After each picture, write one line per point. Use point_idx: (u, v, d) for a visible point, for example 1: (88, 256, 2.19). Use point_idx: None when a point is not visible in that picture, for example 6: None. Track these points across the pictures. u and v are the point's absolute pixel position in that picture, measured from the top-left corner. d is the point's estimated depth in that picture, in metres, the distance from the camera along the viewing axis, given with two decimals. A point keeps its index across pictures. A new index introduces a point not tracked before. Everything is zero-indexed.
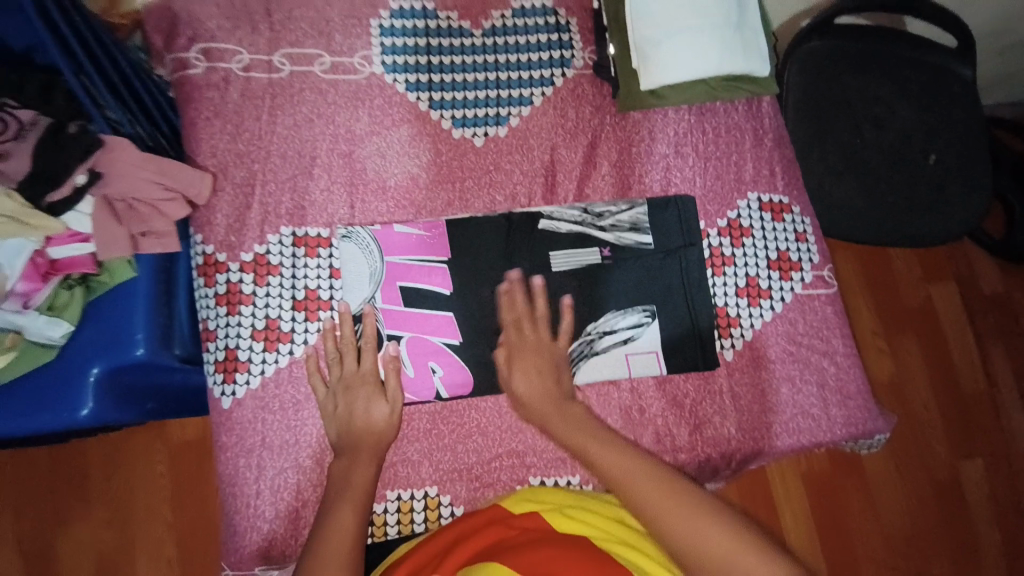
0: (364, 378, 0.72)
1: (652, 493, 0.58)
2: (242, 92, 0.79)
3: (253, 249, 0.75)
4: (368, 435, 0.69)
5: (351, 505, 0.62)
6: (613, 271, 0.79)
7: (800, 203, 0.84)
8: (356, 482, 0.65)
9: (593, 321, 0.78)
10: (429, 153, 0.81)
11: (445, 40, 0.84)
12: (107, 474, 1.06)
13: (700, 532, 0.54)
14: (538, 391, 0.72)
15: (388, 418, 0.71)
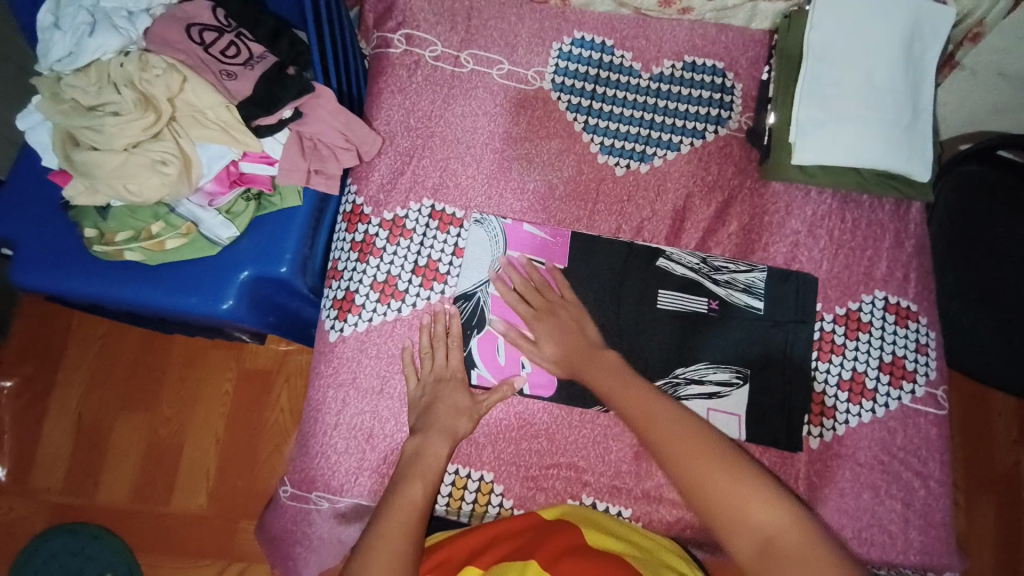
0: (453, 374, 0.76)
1: (711, 469, 0.59)
2: (426, 77, 0.88)
3: (395, 210, 0.82)
4: (444, 422, 0.72)
5: (421, 483, 0.66)
6: (716, 326, 0.80)
7: (928, 315, 0.81)
8: (428, 459, 0.69)
9: (683, 366, 0.78)
10: (571, 169, 0.86)
11: (614, 75, 0.89)
12: (182, 374, 1.16)
13: (760, 515, 0.55)
14: (572, 351, 0.75)
15: (467, 413, 0.74)
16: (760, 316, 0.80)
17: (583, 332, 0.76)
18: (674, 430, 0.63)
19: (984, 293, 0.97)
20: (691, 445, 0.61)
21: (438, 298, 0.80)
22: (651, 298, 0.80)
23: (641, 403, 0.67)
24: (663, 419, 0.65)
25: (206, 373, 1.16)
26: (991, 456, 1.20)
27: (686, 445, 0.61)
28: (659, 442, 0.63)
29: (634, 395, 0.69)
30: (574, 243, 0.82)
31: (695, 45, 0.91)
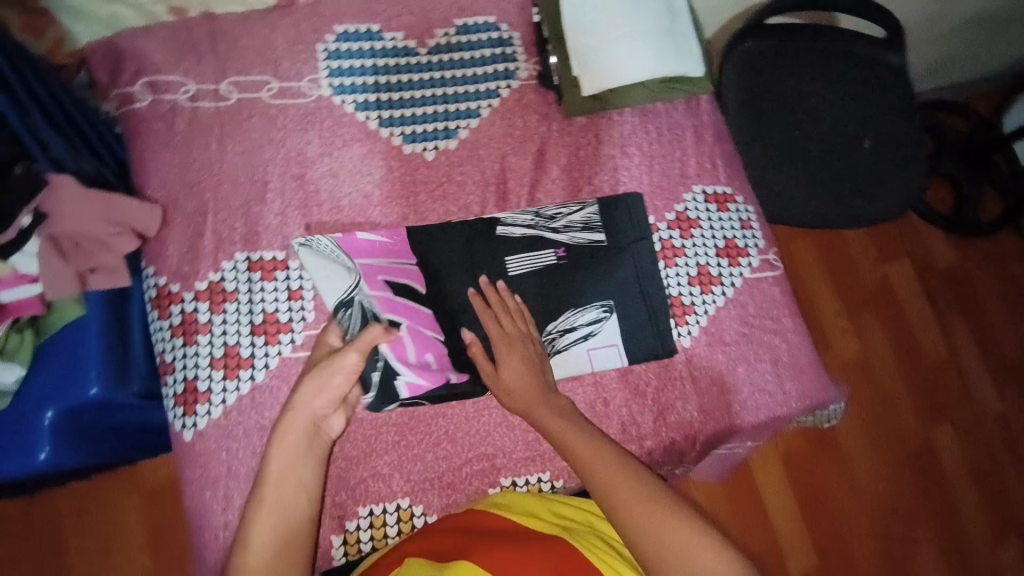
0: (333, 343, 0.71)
1: (642, 513, 0.61)
2: (190, 123, 0.79)
3: (207, 277, 0.75)
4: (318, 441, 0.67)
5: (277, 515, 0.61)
6: (570, 269, 0.81)
7: (743, 193, 0.88)
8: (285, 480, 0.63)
9: (552, 320, 0.79)
10: (381, 169, 0.82)
11: (391, 60, 0.85)
12: (75, 525, 1.00)
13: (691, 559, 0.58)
14: (526, 384, 0.72)
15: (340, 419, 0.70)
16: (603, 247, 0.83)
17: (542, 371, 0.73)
18: (625, 480, 0.63)
19: (791, 154, 1.09)
20: (643, 499, 0.62)
21: (290, 350, 0.74)
22: (503, 267, 0.80)
23: (586, 441, 0.67)
24: (615, 468, 0.64)
25: (101, 512, 1.01)
26: (853, 279, 1.60)
27: (642, 499, 0.62)
28: (600, 486, 0.64)
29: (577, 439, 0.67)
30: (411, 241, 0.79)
31: (461, 5, 0.88)
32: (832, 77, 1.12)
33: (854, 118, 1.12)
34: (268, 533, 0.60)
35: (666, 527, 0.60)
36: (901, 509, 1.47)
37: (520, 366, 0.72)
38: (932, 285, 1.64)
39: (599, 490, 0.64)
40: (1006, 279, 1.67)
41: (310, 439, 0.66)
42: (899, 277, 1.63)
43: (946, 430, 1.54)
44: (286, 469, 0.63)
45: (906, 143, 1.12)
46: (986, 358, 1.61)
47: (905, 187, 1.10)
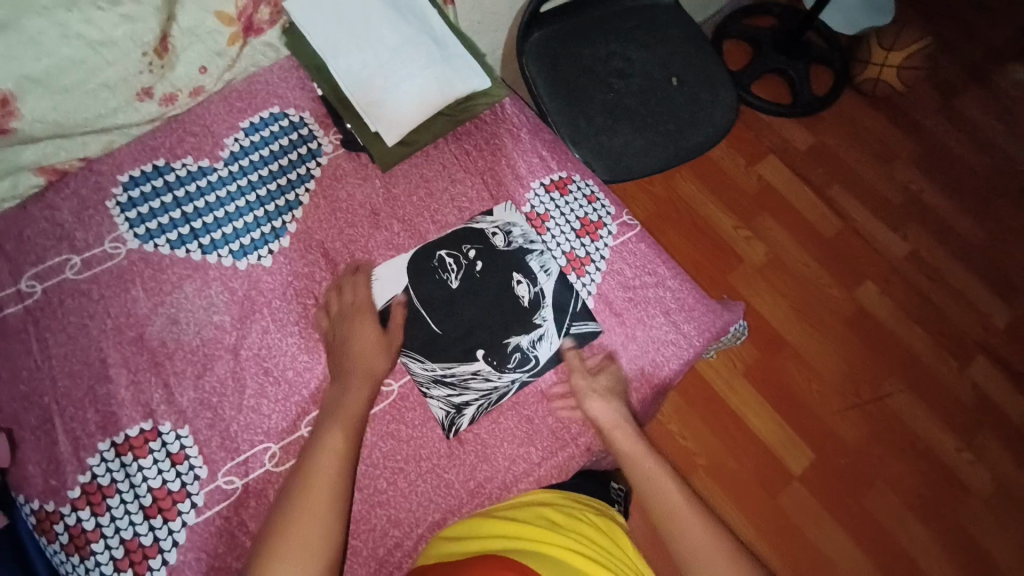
0: (367, 335, 0.76)
1: (683, 522, 0.70)
2: (1, 334, 0.73)
3: (77, 481, 0.69)
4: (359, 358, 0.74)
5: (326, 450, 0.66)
6: (472, 299, 0.81)
7: (577, 171, 0.91)
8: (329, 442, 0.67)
9: (464, 365, 0.78)
10: (223, 295, 0.78)
11: (191, 186, 0.82)
12: None
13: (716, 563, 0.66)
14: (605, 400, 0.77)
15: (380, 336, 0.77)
16: (512, 275, 0.83)
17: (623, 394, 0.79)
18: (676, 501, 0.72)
19: (614, 114, 1.14)
20: (689, 517, 0.71)
21: (195, 516, 0.69)
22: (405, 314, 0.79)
23: (641, 451, 0.76)
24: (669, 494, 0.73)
25: None
26: (734, 191, 1.70)
27: (688, 518, 0.71)
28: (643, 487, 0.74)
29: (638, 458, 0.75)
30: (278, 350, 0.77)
31: (241, 108, 0.87)
32: (621, 35, 1.20)
33: (654, 62, 1.19)
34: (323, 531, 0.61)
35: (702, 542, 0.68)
36: (868, 379, 1.54)
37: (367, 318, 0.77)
38: (801, 167, 1.75)
39: (656, 508, 0.73)
40: (857, 138, 1.81)
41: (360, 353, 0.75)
42: (774, 173, 1.74)
43: (872, 287, 1.64)
44: (330, 470, 0.65)
45: (706, 65, 1.19)
46: (874, 211, 1.73)
47: (721, 105, 1.17)
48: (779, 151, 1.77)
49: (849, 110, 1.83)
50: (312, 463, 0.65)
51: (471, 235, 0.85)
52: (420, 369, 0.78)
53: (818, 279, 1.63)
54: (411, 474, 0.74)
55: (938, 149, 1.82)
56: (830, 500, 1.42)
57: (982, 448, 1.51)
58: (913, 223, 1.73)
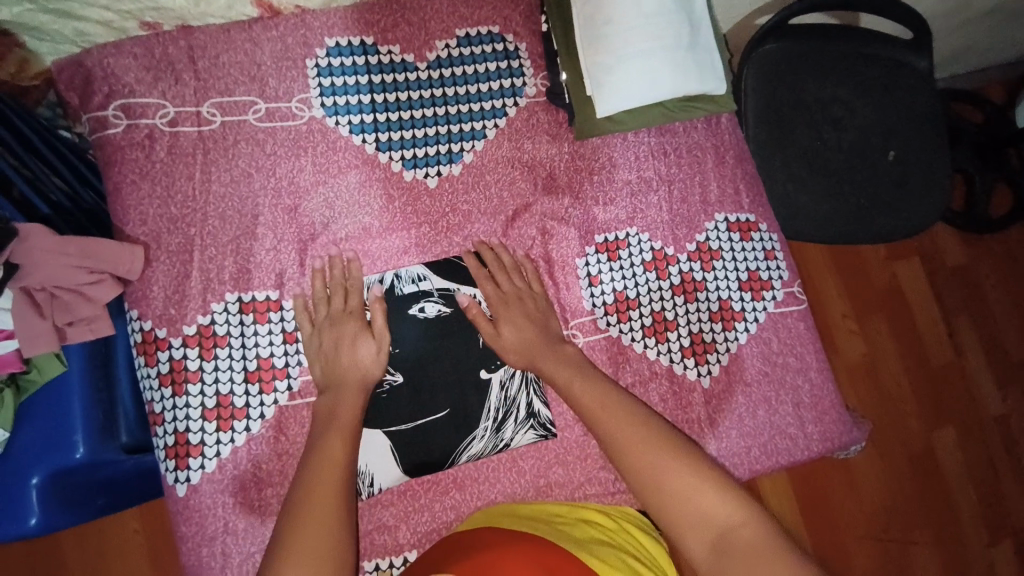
0: (349, 329, 0.68)
1: (626, 434, 0.61)
2: (170, 150, 0.72)
3: (196, 320, 0.69)
4: (354, 372, 0.66)
5: (340, 440, 0.61)
6: (469, 362, 0.74)
7: (766, 219, 0.83)
8: (342, 421, 0.63)
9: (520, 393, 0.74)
10: (380, 200, 0.76)
11: (388, 76, 0.78)
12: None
13: (663, 467, 0.57)
14: (527, 340, 0.71)
15: (375, 357, 0.67)
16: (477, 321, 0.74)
17: (547, 328, 0.73)
18: (626, 422, 0.62)
19: (810, 166, 1.03)
20: (640, 435, 0.61)
21: (287, 398, 0.70)
22: (465, 272, 0.75)
23: (580, 373, 0.68)
24: (624, 411, 0.63)
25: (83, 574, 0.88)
26: (862, 281, 1.56)
27: (639, 436, 0.60)
28: (585, 405, 0.65)
29: (579, 380, 0.67)
30: (403, 273, 0.74)
31: (463, 14, 0.81)
32: (856, 82, 1.06)
33: (878, 126, 1.06)
34: (325, 483, 0.57)
35: (658, 463, 0.58)
36: (910, 522, 1.46)
37: (348, 334, 0.68)
38: (943, 284, 1.61)
39: (594, 416, 0.64)
40: (1008, 280, 1.65)
41: (356, 329, 0.68)
42: (909, 278, 1.59)
43: (956, 433, 1.53)
44: (329, 460, 0.59)
45: (932, 153, 1.06)
46: (992, 361, 1.59)
47: (927, 200, 1.05)
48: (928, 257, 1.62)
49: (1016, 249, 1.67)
50: (336, 407, 0.64)
51: (449, 270, 0.75)
52: (479, 442, 0.73)
53: (903, 404, 1.52)
54: (490, 443, 0.73)
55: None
56: None
57: None
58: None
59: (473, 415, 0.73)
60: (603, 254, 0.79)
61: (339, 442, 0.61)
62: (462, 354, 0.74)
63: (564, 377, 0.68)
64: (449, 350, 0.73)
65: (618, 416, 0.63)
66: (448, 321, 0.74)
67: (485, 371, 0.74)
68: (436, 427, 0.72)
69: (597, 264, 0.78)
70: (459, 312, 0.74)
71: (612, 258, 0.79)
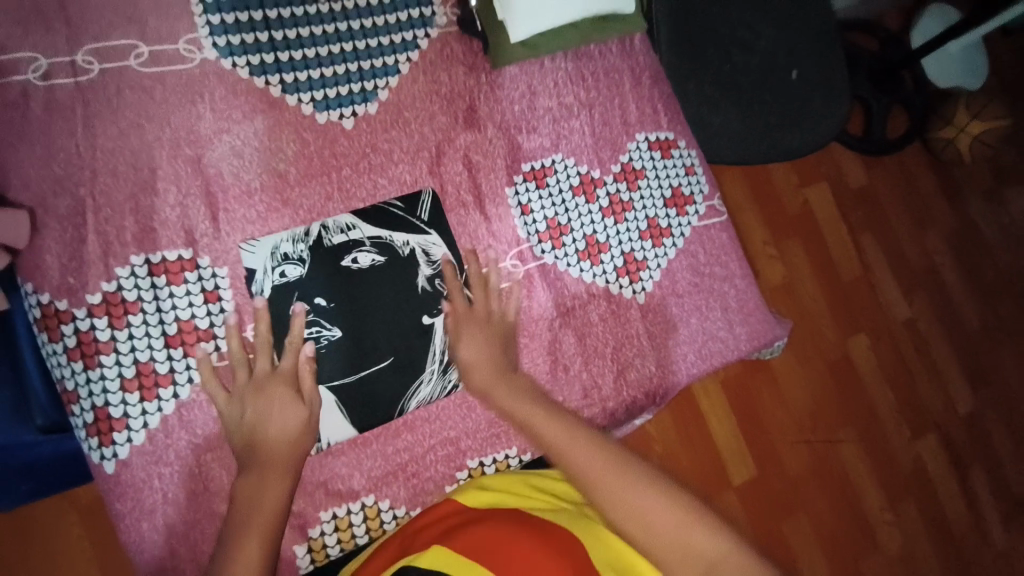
0: (268, 409, 0.63)
1: (596, 464, 0.59)
2: (45, 105, 0.64)
3: (100, 288, 0.64)
4: (277, 445, 0.62)
5: (258, 534, 0.55)
6: (407, 306, 0.72)
7: (684, 137, 0.85)
8: (266, 504, 0.58)
9: None
10: (293, 144, 0.72)
11: (284, 11, 0.73)
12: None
13: (636, 498, 0.55)
14: (482, 361, 0.70)
15: (303, 426, 0.64)
16: (413, 266, 0.73)
17: (509, 352, 0.72)
18: (581, 450, 0.60)
19: (723, 89, 1.07)
20: (601, 463, 0.59)
21: (216, 358, 0.66)
22: (395, 219, 0.73)
23: (539, 407, 0.66)
24: (578, 442, 0.61)
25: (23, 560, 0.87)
26: (779, 206, 1.66)
27: (596, 462, 0.59)
28: (548, 443, 0.62)
29: (540, 414, 0.65)
30: (330, 223, 0.71)
31: None
32: (758, 5, 1.10)
33: (781, 47, 1.11)
34: (253, 559, 0.53)
35: (631, 493, 0.56)
36: (835, 421, 1.60)
37: (277, 399, 0.63)
38: (850, 203, 1.74)
39: (557, 452, 0.61)
40: (907, 195, 1.81)
41: (291, 392, 0.64)
42: (822, 200, 1.71)
43: (869, 338, 1.68)
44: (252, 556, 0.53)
45: (831, 69, 1.12)
46: (897, 271, 1.75)
47: (831, 116, 1.11)
48: (834, 178, 1.74)
49: (912, 169, 1.82)
50: (257, 494, 0.58)
51: (377, 217, 0.73)
52: (428, 386, 0.72)
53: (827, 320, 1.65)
54: (439, 386, 0.73)
55: (975, 230, 1.84)
56: (763, 518, 1.48)
57: (903, 512, 1.62)
58: (927, 294, 1.77)
59: (418, 359, 0.72)
60: (531, 182, 0.79)
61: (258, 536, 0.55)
62: (400, 302, 0.72)
63: (523, 416, 0.66)
64: (386, 300, 0.72)
65: (573, 446, 0.61)
66: (383, 270, 0.72)
67: (427, 317, 0.73)
68: (382, 377, 0.71)
69: (526, 193, 0.78)
70: (393, 259, 0.72)
71: (539, 185, 0.79)
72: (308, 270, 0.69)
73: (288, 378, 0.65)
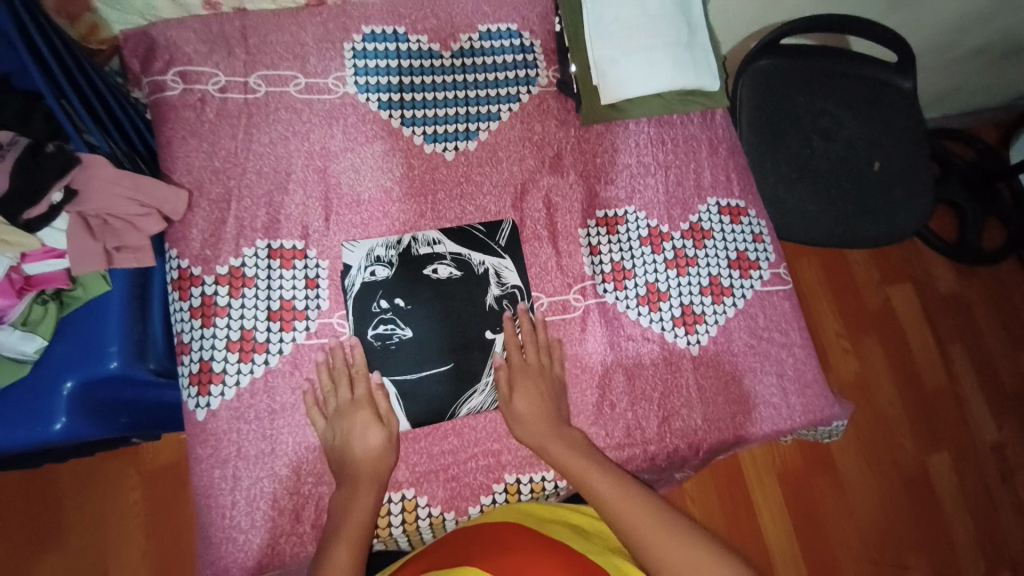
0: (357, 434, 0.71)
1: (645, 520, 0.63)
2: (218, 113, 0.81)
3: (228, 262, 0.76)
4: (368, 464, 0.70)
5: (347, 543, 0.65)
6: (473, 319, 0.79)
7: (755, 207, 0.90)
8: (355, 516, 0.67)
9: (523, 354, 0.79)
10: (401, 167, 0.83)
11: (416, 62, 0.88)
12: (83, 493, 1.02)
13: (683, 561, 0.59)
14: (538, 413, 0.74)
15: (386, 443, 0.72)
16: (484, 284, 0.81)
17: (558, 406, 0.76)
18: (644, 518, 0.63)
19: (800, 171, 1.12)
20: (654, 523, 0.63)
21: (305, 337, 0.75)
22: (475, 241, 0.82)
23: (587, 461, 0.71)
24: (626, 493, 0.66)
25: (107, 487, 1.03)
26: (854, 299, 1.63)
27: (665, 535, 0.61)
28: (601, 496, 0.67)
29: (592, 471, 0.69)
30: (420, 236, 0.81)
31: (485, 13, 0.91)
32: (843, 99, 1.16)
33: (863, 140, 1.15)
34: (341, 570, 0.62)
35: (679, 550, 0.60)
36: (903, 544, 1.45)
37: (365, 426, 0.71)
38: (936, 308, 1.67)
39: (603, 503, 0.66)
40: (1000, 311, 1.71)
41: (372, 416, 0.73)
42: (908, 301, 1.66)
43: (952, 458, 1.54)
44: (340, 569, 0.62)
45: (915, 166, 1.13)
46: (984, 388, 1.63)
47: (910, 211, 1.12)
48: (920, 282, 1.69)
49: (1006, 282, 1.73)
50: (351, 509, 0.67)
51: (460, 236, 0.82)
52: (479, 396, 0.78)
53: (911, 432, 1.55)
54: (489, 398, 0.78)
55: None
56: None
57: None
58: (1020, 419, 1.61)
59: (474, 369, 0.78)
60: (602, 227, 0.85)
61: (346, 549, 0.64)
62: (468, 314, 0.79)
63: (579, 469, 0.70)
64: (454, 311, 0.79)
65: (637, 511, 0.64)
66: (457, 283, 0.80)
67: (489, 332, 0.79)
68: (438, 379, 0.77)
69: (596, 236, 0.85)
70: (468, 274, 0.80)
71: (610, 232, 0.85)
72: (394, 271, 0.79)
73: (363, 403, 0.73)
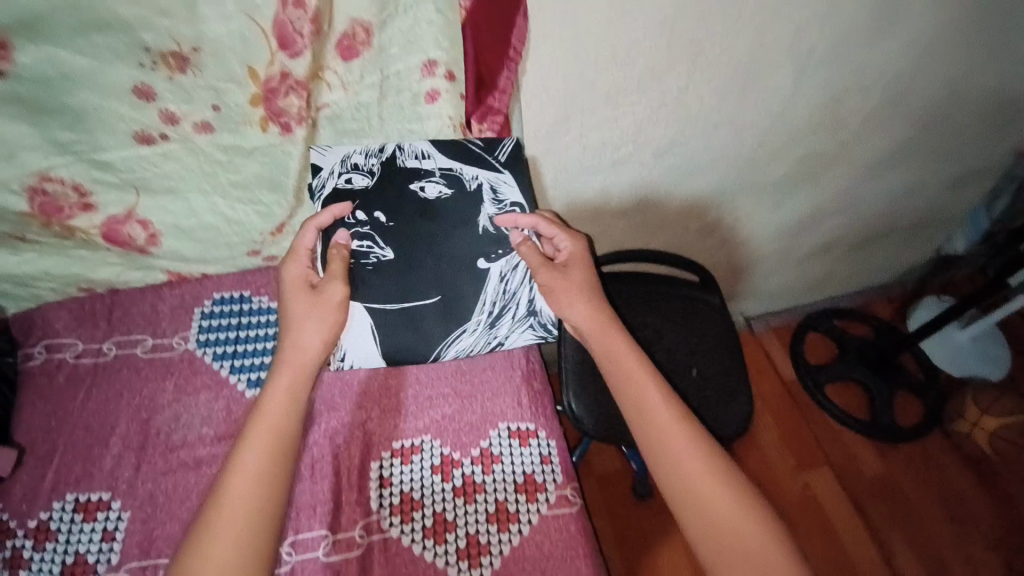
0: (297, 307, 0.84)
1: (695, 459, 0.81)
2: (68, 377, 0.97)
3: (39, 516, 0.85)
4: (297, 351, 0.82)
5: (266, 454, 0.73)
6: (430, 257, 0.95)
7: (545, 428, 0.99)
8: (273, 411, 0.77)
9: (484, 294, 0.98)
10: (221, 412, 0.96)
11: (255, 317, 1.06)
12: None
13: (726, 516, 0.77)
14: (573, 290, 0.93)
15: (322, 343, 0.84)
16: (461, 202, 0.96)
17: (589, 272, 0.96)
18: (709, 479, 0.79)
19: None
20: (736, 516, 0.77)
21: None
22: (474, 155, 0.94)
23: (672, 420, 0.84)
24: (699, 464, 0.80)
25: None
26: None
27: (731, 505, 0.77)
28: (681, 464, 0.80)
29: (658, 431, 0.83)
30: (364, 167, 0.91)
31: None
32: (661, 313, 1.33)
33: (683, 347, 1.29)
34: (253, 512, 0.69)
35: (739, 520, 0.76)
36: None
37: (315, 322, 0.84)
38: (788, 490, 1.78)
39: (674, 465, 0.81)
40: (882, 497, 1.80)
41: (312, 296, 0.85)
42: (818, 483, 1.80)
43: None
44: (263, 479, 0.72)
45: (730, 370, 1.27)
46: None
47: (731, 415, 1.22)
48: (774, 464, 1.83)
49: (887, 472, 1.84)
50: (263, 407, 0.77)
51: (451, 150, 0.94)
52: (469, 334, 0.99)
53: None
54: (481, 338, 0.99)
55: (974, 544, 1.72)
56: None
57: None
58: None
59: (467, 310, 0.98)
60: (396, 457, 0.94)
61: (266, 456, 0.73)
62: (472, 242, 0.96)
63: (658, 435, 0.83)
64: (446, 229, 0.96)
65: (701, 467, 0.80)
66: (448, 197, 0.95)
67: (485, 262, 0.97)
68: (427, 309, 0.96)
69: (389, 467, 0.93)
70: (460, 189, 0.95)
71: (404, 462, 0.94)
72: (372, 181, 0.91)
73: (312, 300, 0.85)
